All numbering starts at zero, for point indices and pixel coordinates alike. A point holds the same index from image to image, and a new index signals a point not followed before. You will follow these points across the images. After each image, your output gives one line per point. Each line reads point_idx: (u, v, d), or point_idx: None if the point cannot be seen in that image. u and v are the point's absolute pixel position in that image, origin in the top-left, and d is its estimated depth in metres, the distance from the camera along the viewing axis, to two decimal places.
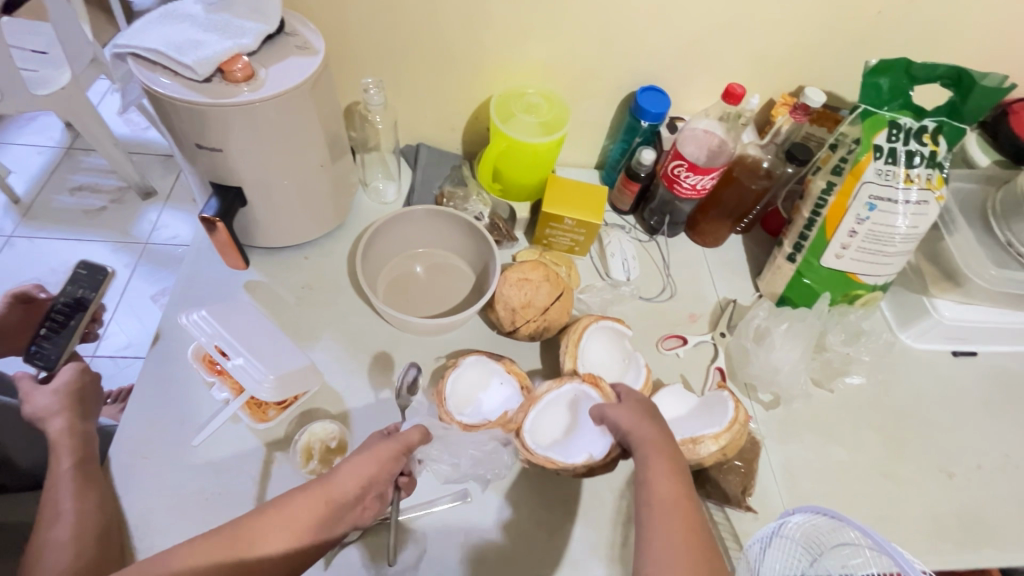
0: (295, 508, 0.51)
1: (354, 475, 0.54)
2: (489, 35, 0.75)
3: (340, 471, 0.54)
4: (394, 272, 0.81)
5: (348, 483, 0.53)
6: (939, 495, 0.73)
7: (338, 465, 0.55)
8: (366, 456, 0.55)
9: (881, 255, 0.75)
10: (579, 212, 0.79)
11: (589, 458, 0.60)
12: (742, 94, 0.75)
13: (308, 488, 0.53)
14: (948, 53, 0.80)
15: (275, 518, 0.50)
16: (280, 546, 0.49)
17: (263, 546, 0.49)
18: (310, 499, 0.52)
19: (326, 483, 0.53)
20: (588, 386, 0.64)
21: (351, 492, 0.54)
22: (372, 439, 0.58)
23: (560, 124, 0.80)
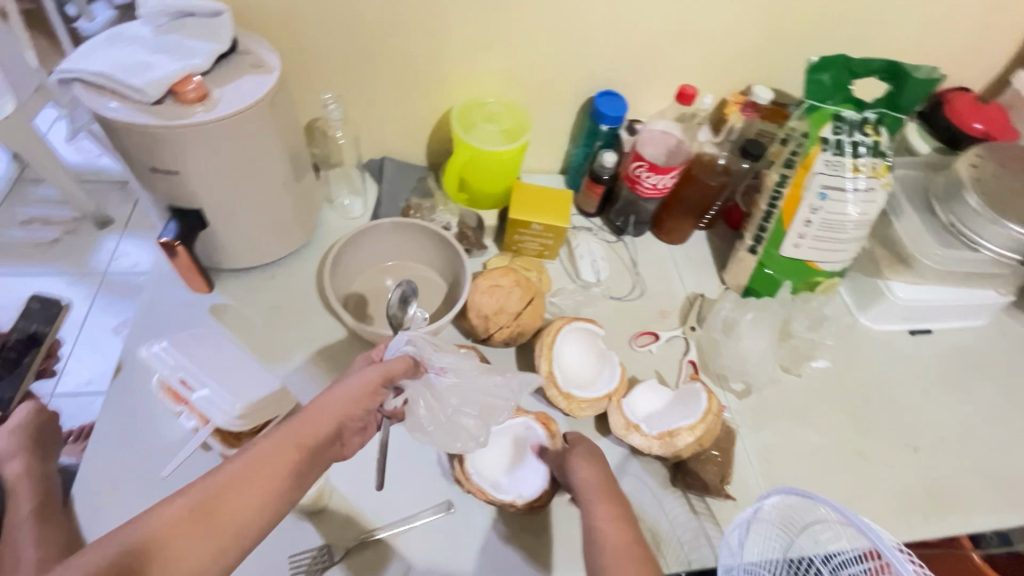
0: (271, 449, 0.46)
1: (331, 411, 0.51)
2: (446, 46, 0.76)
3: (314, 410, 0.51)
4: (365, 287, 0.80)
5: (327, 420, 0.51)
6: (906, 468, 0.76)
7: (309, 405, 0.51)
8: (342, 392, 0.53)
9: (834, 241, 0.79)
10: (546, 217, 0.80)
11: (517, 498, 0.62)
12: (694, 94, 0.79)
13: (283, 431, 0.48)
14: (882, 48, 0.85)
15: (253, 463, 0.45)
16: (263, 499, 0.44)
17: (244, 501, 0.43)
18: (290, 445, 0.48)
19: (305, 424, 0.49)
20: (537, 424, 0.66)
21: (329, 428, 0.50)
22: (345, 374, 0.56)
23: (521, 130, 0.81)
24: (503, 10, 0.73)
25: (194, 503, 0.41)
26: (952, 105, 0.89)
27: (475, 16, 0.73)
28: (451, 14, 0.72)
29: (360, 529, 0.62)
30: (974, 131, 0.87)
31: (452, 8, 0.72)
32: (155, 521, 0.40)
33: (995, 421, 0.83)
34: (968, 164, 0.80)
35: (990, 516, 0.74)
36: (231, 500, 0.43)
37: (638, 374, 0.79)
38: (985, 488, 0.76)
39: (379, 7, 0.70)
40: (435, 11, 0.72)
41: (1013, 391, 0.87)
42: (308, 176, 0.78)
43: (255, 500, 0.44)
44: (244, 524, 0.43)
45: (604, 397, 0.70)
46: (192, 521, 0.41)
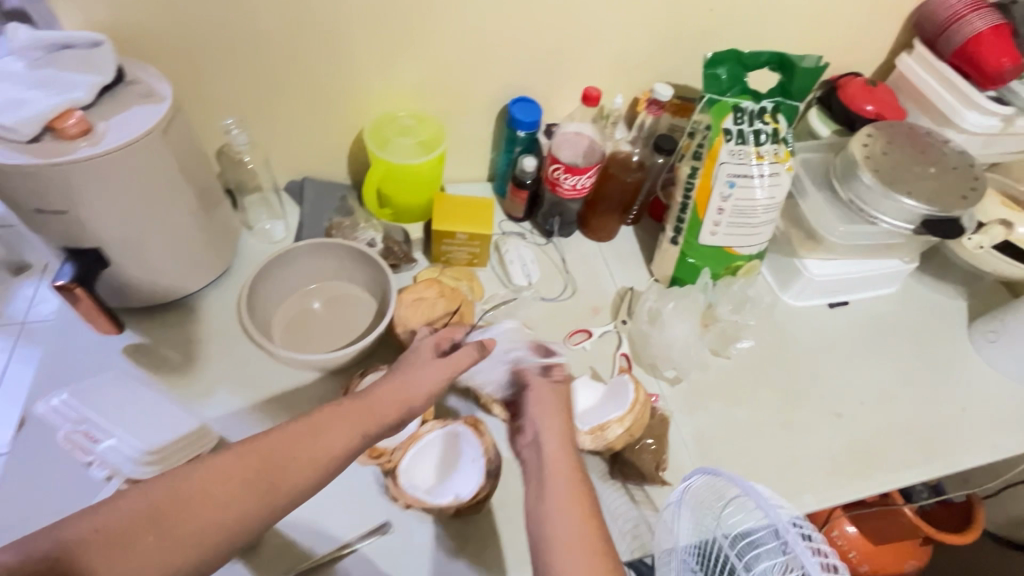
0: (333, 428, 0.51)
1: (391, 401, 0.55)
2: (352, 61, 0.75)
3: (375, 397, 0.54)
4: (291, 313, 0.78)
5: (386, 408, 0.54)
6: (832, 435, 0.80)
7: (374, 389, 0.55)
8: (406, 381, 0.57)
9: (747, 226, 0.83)
10: (469, 226, 0.81)
11: (455, 499, 0.62)
12: (599, 96, 0.82)
13: (342, 411, 0.53)
14: (773, 43, 0.90)
15: (309, 436, 0.50)
16: (309, 472, 0.49)
17: (293, 471, 0.49)
18: (346, 426, 0.52)
19: (365, 409, 0.53)
20: (467, 428, 0.66)
21: (387, 415, 0.54)
22: (418, 357, 0.60)
23: (437, 140, 0.82)
24: (406, 22, 0.73)
25: (254, 463, 0.48)
26: (845, 89, 0.94)
27: (377, 30, 0.73)
28: (353, 29, 0.72)
29: (298, 560, 0.60)
30: (866, 112, 0.92)
31: (352, 22, 0.71)
32: (211, 471, 0.46)
33: (910, 382, 0.89)
34: (861, 143, 0.84)
35: (911, 472, 0.78)
36: (283, 468, 0.48)
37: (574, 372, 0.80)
38: (905, 446, 0.81)
39: (276, 25, 0.69)
40: (336, 26, 0.71)
41: (924, 352, 0.93)
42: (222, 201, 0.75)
43: (301, 474, 0.49)
44: (287, 492, 0.48)
45: (538, 398, 0.71)
46: (246, 480, 0.47)
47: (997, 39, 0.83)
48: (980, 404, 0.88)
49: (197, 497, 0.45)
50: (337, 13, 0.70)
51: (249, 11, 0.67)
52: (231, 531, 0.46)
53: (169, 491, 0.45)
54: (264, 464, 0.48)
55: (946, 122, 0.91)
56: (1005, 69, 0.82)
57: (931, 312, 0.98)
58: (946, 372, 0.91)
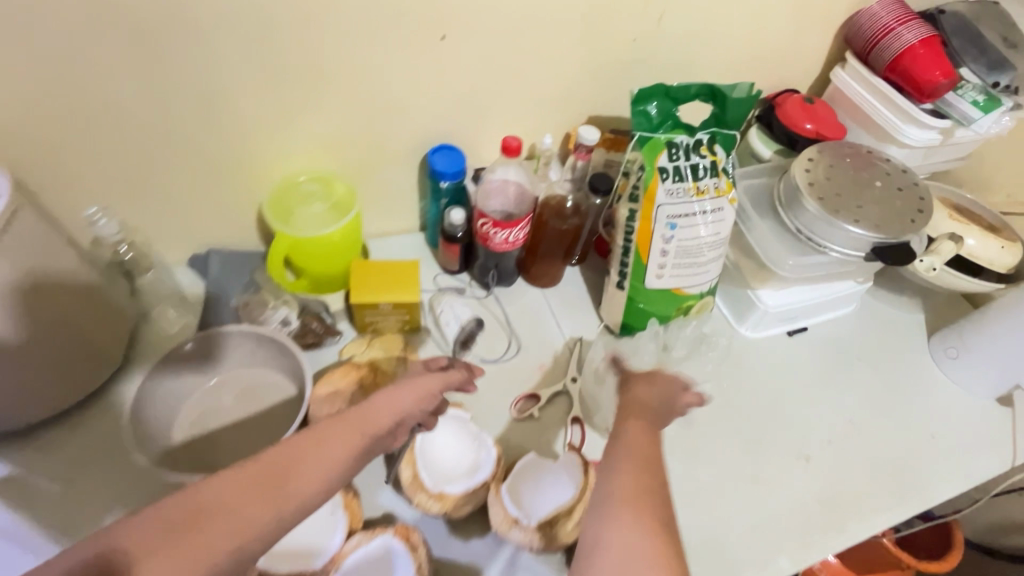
0: (333, 434, 0.47)
1: (388, 409, 0.51)
2: (241, 124, 0.68)
3: (373, 405, 0.51)
4: (195, 414, 0.69)
5: (384, 413, 0.51)
6: (801, 483, 0.76)
7: (371, 399, 0.52)
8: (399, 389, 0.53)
9: (693, 266, 0.78)
10: (393, 295, 0.74)
11: None
12: (519, 146, 0.77)
13: (340, 418, 0.49)
14: (702, 69, 0.86)
15: (316, 440, 0.46)
16: (322, 476, 0.44)
17: (306, 476, 0.44)
18: (351, 430, 0.48)
19: (364, 415, 0.49)
20: (398, 541, 0.59)
21: (386, 422, 0.50)
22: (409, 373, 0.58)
23: (349, 202, 0.75)
24: (297, 78, 0.66)
25: (264, 472, 0.43)
26: (783, 107, 0.89)
27: (263, 88, 0.65)
28: (235, 90, 0.64)
29: None
30: (806, 131, 0.87)
31: (233, 83, 0.64)
32: (219, 486, 0.41)
33: (876, 410, 0.85)
34: (802, 168, 0.80)
35: (886, 515, 0.74)
36: (297, 469, 0.44)
37: (523, 443, 0.73)
38: (877, 485, 0.77)
39: (141, 94, 0.61)
40: (215, 89, 0.63)
41: (888, 375, 0.89)
42: (107, 293, 0.66)
43: (311, 481, 0.44)
44: (301, 495, 0.43)
45: (482, 485, 0.64)
46: (260, 487, 0.42)
47: (929, 52, 0.80)
48: (949, 428, 0.85)
49: (209, 513, 0.40)
50: (213, 75, 0.62)
51: (108, 82, 0.59)
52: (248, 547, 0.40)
53: (186, 506, 0.40)
54: (277, 466, 0.43)
55: (885, 137, 0.88)
56: (940, 82, 0.79)
57: (891, 331, 0.95)
58: (913, 395, 0.87)
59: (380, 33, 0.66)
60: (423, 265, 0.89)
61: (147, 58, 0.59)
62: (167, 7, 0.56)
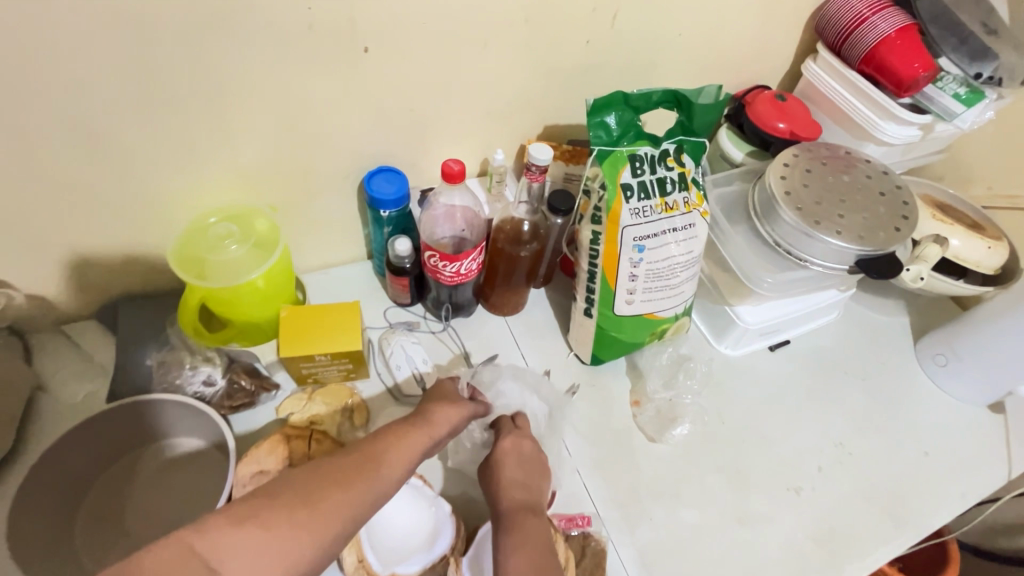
0: (407, 435, 0.50)
1: (447, 420, 0.55)
2: (134, 161, 0.59)
3: (435, 415, 0.55)
4: (99, 502, 0.61)
5: (445, 422, 0.55)
6: (792, 519, 0.70)
7: (430, 409, 0.55)
8: (453, 403, 0.58)
9: (665, 288, 0.71)
10: (331, 344, 0.65)
11: None
12: (461, 170, 0.66)
13: (408, 424, 0.52)
14: (664, 71, 0.79)
15: (396, 440, 0.49)
16: (401, 473, 0.47)
17: (390, 467, 0.47)
18: (420, 434, 0.51)
19: (429, 423, 0.53)
20: None
21: (443, 432, 0.54)
22: (444, 392, 0.60)
23: (273, 240, 0.65)
24: (196, 106, 0.57)
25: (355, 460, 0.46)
26: (753, 106, 0.81)
27: (153, 119, 0.57)
28: (120, 123, 0.56)
29: None
30: (778, 131, 0.80)
31: (115, 116, 0.55)
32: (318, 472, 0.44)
33: (866, 428, 0.79)
34: (779, 174, 0.73)
35: (881, 549, 0.69)
36: (386, 463, 0.47)
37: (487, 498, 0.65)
38: (870, 515, 0.72)
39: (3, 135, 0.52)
40: (92, 123, 0.55)
41: (878, 389, 0.84)
42: None
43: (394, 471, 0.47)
44: (387, 489, 0.46)
45: (440, 559, 0.57)
46: (354, 471, 0.45)
47: (906, 44, 0.74)
48: (944, 445, 0.79)
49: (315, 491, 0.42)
50: (87, 107, 0.54)
51: None
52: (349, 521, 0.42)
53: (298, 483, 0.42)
54: (369, 457, 0.46)
55: (863, 134, 0.82)
56: (919, 75, 0.73)
57: (879, 339, 0.89)
58: (904, 408, 0.82)
59: (285, 49, 0.56)
60: (373, 298, 0.81)
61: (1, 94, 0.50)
62: (17, 33, 0.47)
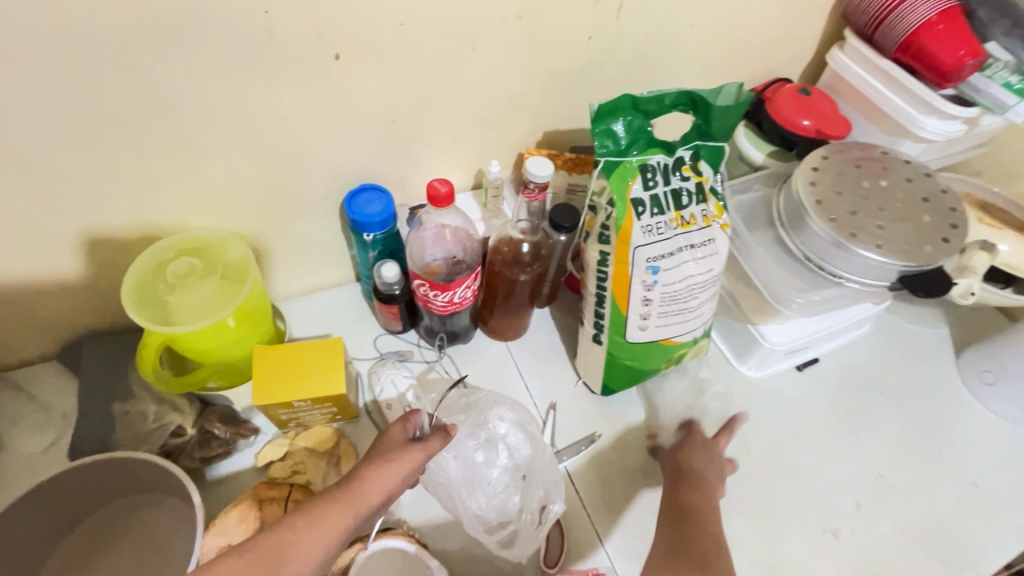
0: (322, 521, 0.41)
1: (380, 486, 0.46)
2: (84, 193, 0.53)
3: (366, 481, 0.46)
4: (61, 571, 0.56)
5: (378, 487, 0.46)
6: (829, 566, 0.64)
7: (361, 472, 0.46)
8: (391, 458, 0.48)
9: (684, 311, 0.64)
10: (310, 389, 0.58)
11: None
12: (449, 192, 0.59)
13: (325, 501, 0.43)
14: (677, 66, 0.71)
15: (307, 525, 0.41)
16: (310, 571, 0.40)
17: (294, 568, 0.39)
18: (339, 512, 0.43)
19: (355, 493, 0.44)
20: None
21: (375, 503, 0.45)
22: (387, 441, 0.50)
23: (244, 273, 0.59)
24: (151, 132, 0.51)
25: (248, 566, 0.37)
26: (773, 102, 0.73)
27: (101, 147, 0.50)
28: (60, 152, 0.49)
29: None
30: (803, 130, 0.72)
31: (54, 146, 0.49)
32: None
33: (910, 458, 0.72)
34: (808, 180, 0.66)
35: None
36: (292, 559, 0.39)
37: (510, 536, 0.59)
38: (917, 560, 0.65)
39: None
40: (33, 155, 0.49)
41: (920, 412, 0.76)
42: None
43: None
44: None
45: None
46: None
47: (950, 28, 0.65)
48: (997, 473, 0.72)
49: None
50: (20, 138, 0.47)
51: None
52: None
53: None
54: (259, 565, 0.38)
55: (898, 131, 0.74)
56: (965, 64, 0.65)
57: (918, 354, 0.81)
58: (950, 433, 0.74)
59: (246, 61, 0.49)
60: (361, 324, 0.74)
61: None
62: None
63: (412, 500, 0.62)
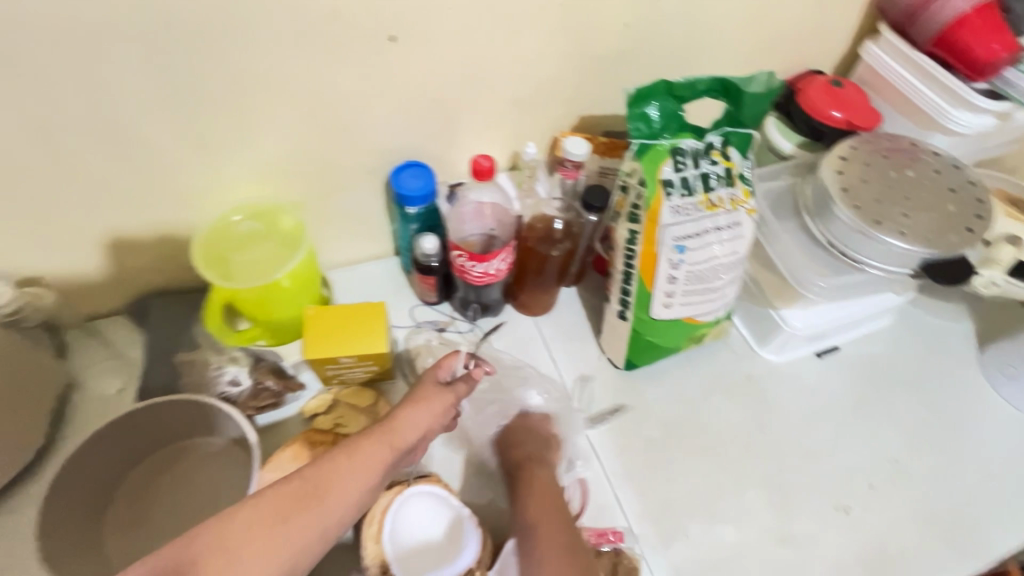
0: (363, 455, 0.48)
1: (414, 424, 0.53)
2: (160, 160, 0.58)
3: (399, 421, 0.52)
4: (128, 501, 0.62)
5: (412, 427, 0.53)
6: (839, 543, 0.66)
7: (395, 414, 0.53)
8: (423, 403, 0.55)
9: (707, 291, 0.67)
10: (356, 347, 0.63)
11: None
12: (491, 167, 0.67)
13: (367, 435, 0.50)
14: (711, 56, 0.73)
15: (349, 457, 0.47)
16: (355, 498, 0.45)
17: (342, 491, 0.45)
18: (377, 446, 0.49)
19: (391, 430, 0.51)
20: None
21: (411, 439, 0.52)
22: (422, 384, 0.57)
23: (299, 237, 0.64)
24: (222, 103, 0.56)
25: (302, 488, 0.44)
26: (805, 93, 0.75)
27: (178, 117, 0.56)
28: (143, 120, 0.55)
29: None
30: (833, 121, 0.73)
31: (138, 114, 0.54)
32: (257, 507, 0.42)
33: (926, 445, 0.73)
34: (835, 169, 0.68)
35: None
36: (340, 484, 0.45)
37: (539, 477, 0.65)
38: (926, 544, 0.67)
39: (38, 135, 0.53)
40: (122, 123, 0.54)
41: (938, 402, 0.77)
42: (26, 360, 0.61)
43: (348, 499, 0.45)
44: (342, 516, 0.45)
45: (466, 571, 0.55)
46: (294, 502, 0.43)
47: (986, 22, 0.66)
48: (1013, 465, 0.73)
49: (249, 531, 0.41)
50: (112, 107, 0.53)
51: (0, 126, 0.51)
52: (297, 548, 0.42)
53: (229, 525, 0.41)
54: (309, 487, 0.44)
55: (929, 123, 0.75)
56: (999, 57, 0.66)
57: (939, 346, 0.82)
58: (969, 424, 0.75)
59: (310, 40, 0.54)
60: (398, 295, 0.78)
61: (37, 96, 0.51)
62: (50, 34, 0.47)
63: (443, 458, 0.66)
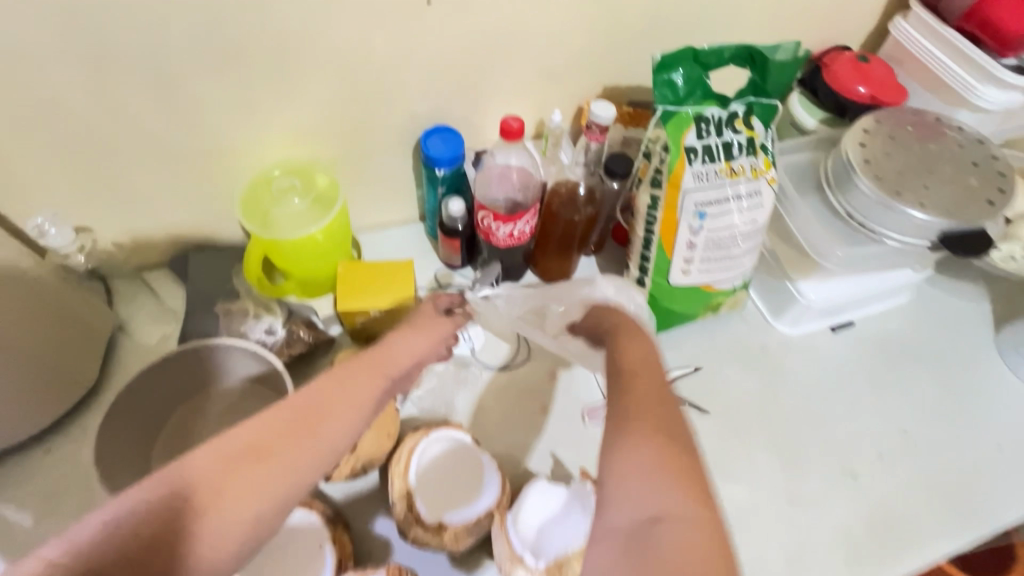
0: (355, 376, 0.45)
1: (406, 350, 0.51)
2: (205, 116, 0.61)
3: (391, 348, 0.50)
4: (172, 438, 0.65)
5: (404, 353, 0.51)
6: (846, 505, 0.68)
7: (385, 342, 0.51)
8: (416, 333, 0.54)
9: (725, 258, 0.68)
10: (385, 300, 0.67)
11: None
12: (519, 128, 0.68)
13: (358, 360, 0.47)
14: (738, 27, 0.73)
15: (342, 379, 0.43)
16: (354, 417, 0.42)
17: (339, 413, 0.41)
18: (369, 369, 0.46)
19: (384, 354, 0.49)
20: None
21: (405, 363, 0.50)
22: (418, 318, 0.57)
23: (333, 193, 0.68)
24: (264, 61, 0.59)
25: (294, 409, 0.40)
26: (831, 68, 0.76)
27: (223, 73, 0.58)
28: (190, 75, 0.57)
29: None
30: (858, 95, 0.74)
31: (186, 69, 0.57)
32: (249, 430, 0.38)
33: (937, 417, 0.75)
34: (858, 142, 0.68)
35: (942, 541, 0.66)
36: (337, 405, 0.41)
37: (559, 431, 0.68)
38: (933, 509, 0.68)
39: (93, 88, 0.56)
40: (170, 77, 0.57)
41: (951, 377, 0.78)
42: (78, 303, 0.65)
43: (345, 419, 0.41)
44: (341, 438, 0.41)
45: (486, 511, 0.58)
46: (287, 423, 0.39)
47: None
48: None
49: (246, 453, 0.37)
50: (162, 61, 0.56)
51: (59, 76, 0.54)
52: (295, 470, 0.38)
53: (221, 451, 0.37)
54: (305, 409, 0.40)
55: (956, 100, 0.75)
56: None
57: (955, 324, 0.83)
58: (980, 399, 0.77)
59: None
60: (422, 258, 0.81)
61: (93, 48, 0.53)
62: None
63: (465, 411, 0.69)
